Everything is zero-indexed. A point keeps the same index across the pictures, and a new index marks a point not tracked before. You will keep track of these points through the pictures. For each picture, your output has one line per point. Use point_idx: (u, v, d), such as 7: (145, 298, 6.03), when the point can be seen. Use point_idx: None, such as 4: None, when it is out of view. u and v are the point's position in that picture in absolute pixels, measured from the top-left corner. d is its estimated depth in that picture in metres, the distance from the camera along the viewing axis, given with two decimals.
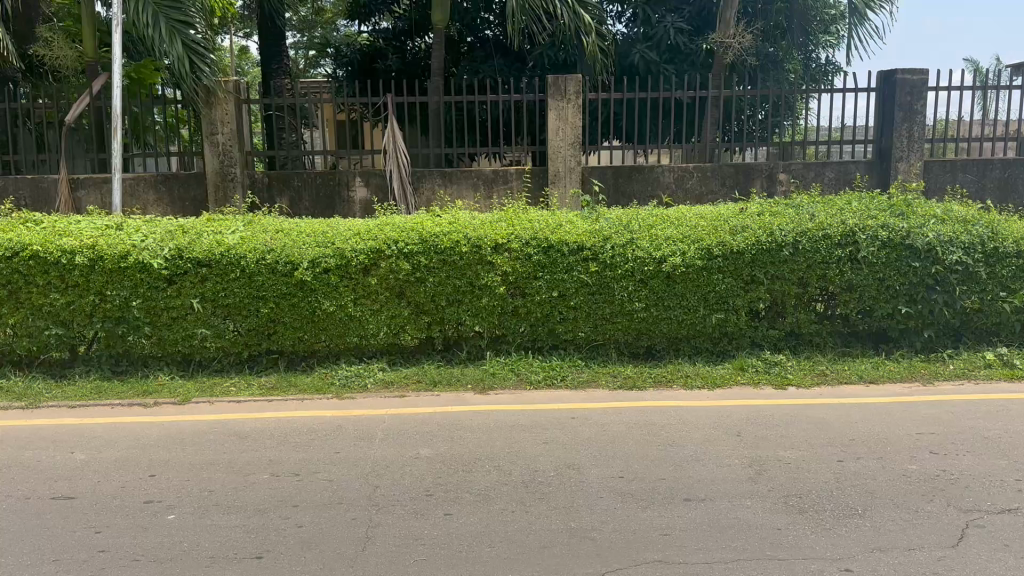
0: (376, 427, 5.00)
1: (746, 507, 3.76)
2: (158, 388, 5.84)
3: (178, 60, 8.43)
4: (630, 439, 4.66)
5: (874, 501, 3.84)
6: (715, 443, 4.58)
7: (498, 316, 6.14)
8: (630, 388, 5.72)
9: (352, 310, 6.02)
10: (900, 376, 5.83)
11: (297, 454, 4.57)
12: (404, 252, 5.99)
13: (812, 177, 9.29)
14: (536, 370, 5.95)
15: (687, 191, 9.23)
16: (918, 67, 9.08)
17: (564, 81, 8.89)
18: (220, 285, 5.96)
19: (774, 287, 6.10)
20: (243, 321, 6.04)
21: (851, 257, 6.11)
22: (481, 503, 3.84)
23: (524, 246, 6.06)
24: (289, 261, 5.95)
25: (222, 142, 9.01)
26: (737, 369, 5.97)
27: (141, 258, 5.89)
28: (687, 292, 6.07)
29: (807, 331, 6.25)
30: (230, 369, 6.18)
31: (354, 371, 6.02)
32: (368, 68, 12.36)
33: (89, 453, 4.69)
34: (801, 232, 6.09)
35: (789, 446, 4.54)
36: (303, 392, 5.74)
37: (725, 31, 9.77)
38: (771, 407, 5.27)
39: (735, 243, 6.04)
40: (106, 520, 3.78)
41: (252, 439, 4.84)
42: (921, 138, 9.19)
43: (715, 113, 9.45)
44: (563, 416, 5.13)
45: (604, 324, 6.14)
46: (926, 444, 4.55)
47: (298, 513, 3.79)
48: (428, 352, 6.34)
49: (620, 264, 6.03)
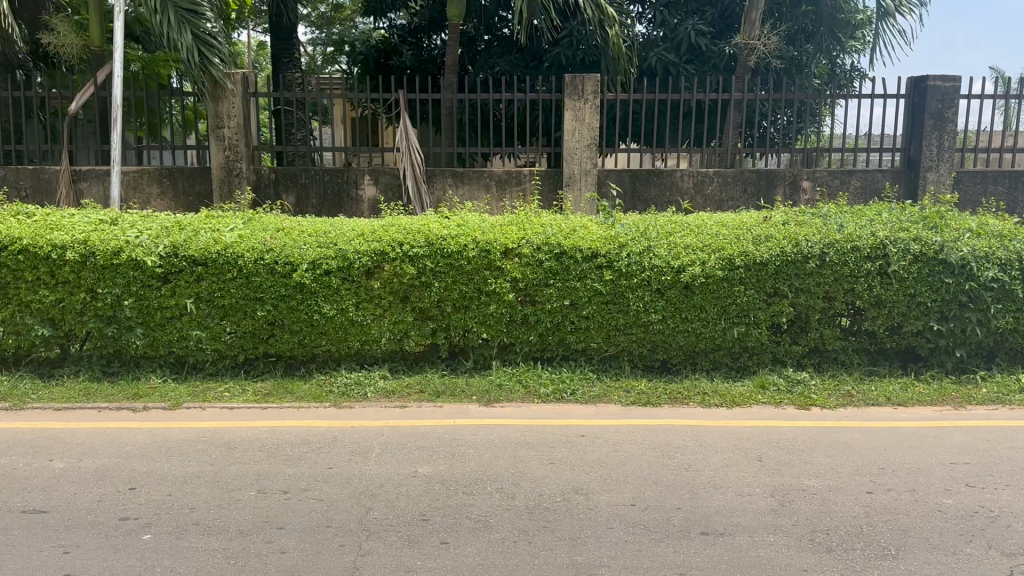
0: (373, 440, 4.72)
1: (769, 544, 3.46)
2: (149, 391, 5.58)
3: (188, 50, 8.14)
4: (643, 462, 4.36)
5: (908, 540, 3.52)
6: (734, 469, 4.27)
7: (506, 325, 5.85)
8: (644, 404, 5.41)
9: (353, 315, 5.75)
10: (929, 400, 5.50)
11: (287, 469, 4.29)
12: (409, 254, 5.71)
13: (838, 185, 8.93)
14: (544, 383, 5.65)
15: (706, 198, 8.92)
16: (951, 74, 8.72)
17: (581, 80, 8.60)
18: (215, 284, 5.69)
19: (799, 301, 5.78)
20: (239, 323, 5.77)
21: (881, 271, 5.76)
22: (480, 531, 3.55)
23: (535, 252, 5.76)
24: (288, 262, 5.67)
25: (228, 136, 8.77)
26: (758, 387, 5.66)
27: (134, 255, 5.63)
28: (705, 304, 5.75)
29: (832, 347, 5.93)
30: (225, 372, 5.92)
31: (353, 378, 5.74)
32: (383, 65, 12.11)
33: (68, 461, 4.43)
34: (828, 243, 5.76)
35: (814, 474, 4.23)
36: (300, 400, 5.47)
37: (749, 33, 9.44)
38: (793, 430, 4.95)
39: (758, 253, 5.71)
40: (77, 539, 3.52)
41: (242, 450, 4.57)
42: (952, 148, 8.83)
43: (738, 116, 9.13)
44: (571, 434, 4.83)
45: (616, 336, 5.84)
46: (961, 476, 4.23)
47: (283, 537, 3.51)
48: (432, 359, 6.05)
49: (635, 273, 5.73)
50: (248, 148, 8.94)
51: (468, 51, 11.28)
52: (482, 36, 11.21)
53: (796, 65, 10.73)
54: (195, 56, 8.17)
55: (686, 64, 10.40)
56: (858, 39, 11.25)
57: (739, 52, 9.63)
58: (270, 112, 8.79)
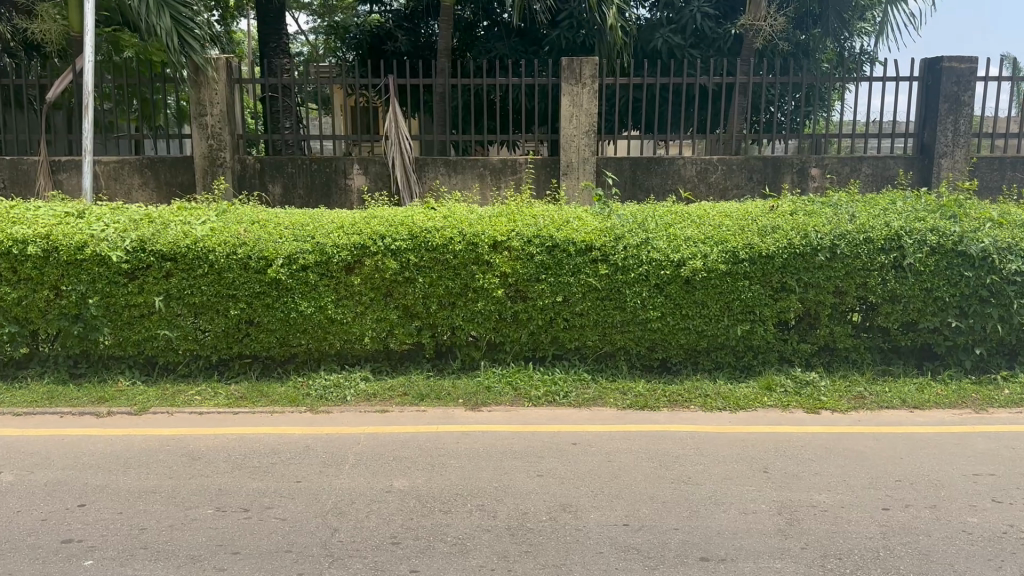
0: (347, 450, 4.37)
1: (775, 572, 3.10)
2: (114, 395, 5.25)
3: (167, 34, 7.80)
4: (638, 474, 4.01)
5: (930, 566, 3.17)
6: (737, 482, 3.93)
7: (495, 323, 5.50)
8: (641, 408, 5.06)
9: (331, 313, 5.40)
10: (947, 402, 5.14)
11: (251, 483, 3.95)
12: (391, 247, 5.35)
13: (848, 173, 8.54)
14: (535, 385, 5.32)
15: (710, 186, 8.53)
16: (967, 55, 8.29)
17: (579, 64, 8.21)
18: (185, 280, 5.35)
19: (808, 297, 5.41)
20: (213, 322, 5.43)
21: (895, 264, 5.39)
22: (456, 557, 3.21)
23: (526, 245, 5.39)
24: (263, 257, 5.32)
25: (211, 124, 8.41)
26: (764, 389, 5.30)
27: (99, 251, 5.28)
28: (707, 299, 5.39)
29: (843, 346, 5.56)
30: (198, 374, 5.59)
31: (332, 381, 5.40)
32: (380, 51, 11.69)
33: (18, 474, 4.10)
34: (839, 234, 5.38)
35: (825, 488, 3.88)
36: (274, 404, 5.13)
37: (755, 14, 9.05)
38: (801, 437, 4.59)
39: (764, 245, 5.34)
40: (10, 566, 3.18)
41: (205, 462, 4.24)
42: (968, 133, 8.42)
43: (743, 101, 8.73)
44: (563, 441, 4.48)
45: (613, 334, 5.50)
46: (987, 490, 3.87)
47: (238, 564, 3.18)
48: (417, 359, 5.72)
49: (632, 267, 5.36)
50: (232, 136, 8.58)
51: (466, 37, 10.81)
52: (482, 21, 10.72)
53: (804, 49, 10.34)
54: (173, 40, 7.82)
55: (689, 47, 10.01)
56: (869, 21, 10.82)
57: (745, 34, 9.25)
58: (254, 100, 8.44)
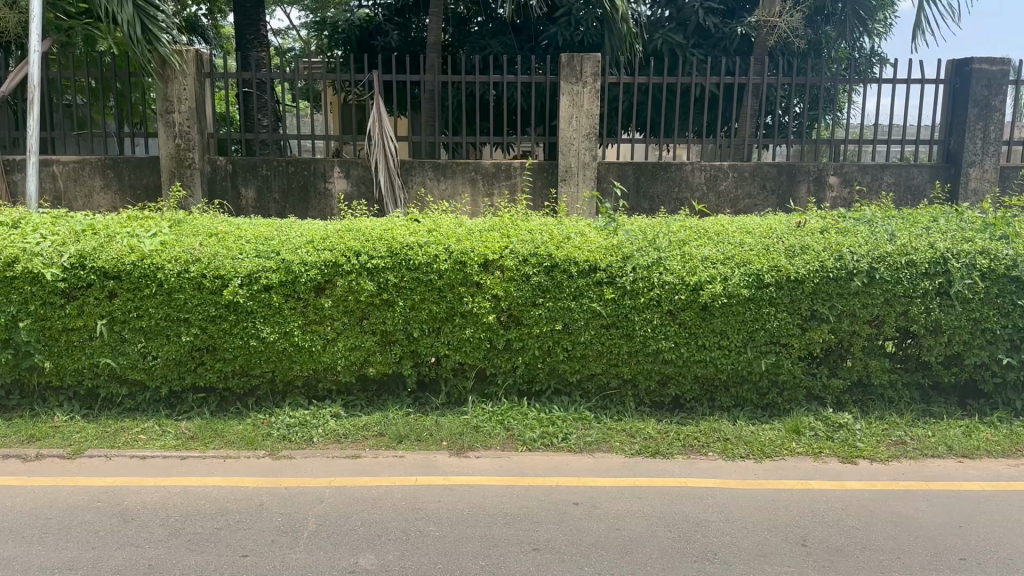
0: (308, 510, 3.70)
1: None
2: (47, 434, 4.57)
3: (129, 24, 7.05)
4: (654, 548, 3.36)
5: None
6: (773, 561, 3.27)
7: (485, 352, 4.84)
8: (652, 456, 4.40)
9: (298, 340, 4.74)
10: (1000, 450, 4.48)
11: (188, 558, 3.28)
12: (367, 266, 4.67)
13: (868, 181, 7.90)
14: (531, 426, 4.65)
15: (719, 194, 7.88)
16: (999, 56, 7.65)
17: (580, 60, 7.53)
18: (131, 302, 4.67)
19: (841, 327, 4.77)
20: (162, 349, 4.75)
21: (940, 290, 4.74)
22: None
23: (521, 264, 4.73)
24: (219, 276, 4.64)
25: (179, 121, 7.71)
26: (791, 432, 4.65)
27: (31, 268, 4.58)
28: (727, 328, 4.73)
29: (878, 382, 4.92)
30: (146, 408, 4.91)
31: (298, 418, 4.73)
32: (367, 46, 11.01)
33: None
34: (878, 256, 4.73)
35: (878, 569, 3.23)
36: (228, 447, 4.45)
37: (769, 9, 8.41)
38: (840, 496, 3.93)
39: (792, 268, 4.68)
40: None
41: (140, 527, 3.56)
42: (998, 141, 7.79)
43: (754, 103, 8.08)
44: (563, 501, 3.81)
45: (619, 365, 4.84)
46: None
47: None
48: (397, 393, 5.04)
49: (642, 291, 4.70)
50: (202, 136, 7.88)
51: (459, 32, 10.08)
52: (476, 16, 9.99)
53: (818, 48, 9.68)
54: (138, 31, 7.09)
55: (691, 47, 9.33)
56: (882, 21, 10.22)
57: (757, 30, 8.59)
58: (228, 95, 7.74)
